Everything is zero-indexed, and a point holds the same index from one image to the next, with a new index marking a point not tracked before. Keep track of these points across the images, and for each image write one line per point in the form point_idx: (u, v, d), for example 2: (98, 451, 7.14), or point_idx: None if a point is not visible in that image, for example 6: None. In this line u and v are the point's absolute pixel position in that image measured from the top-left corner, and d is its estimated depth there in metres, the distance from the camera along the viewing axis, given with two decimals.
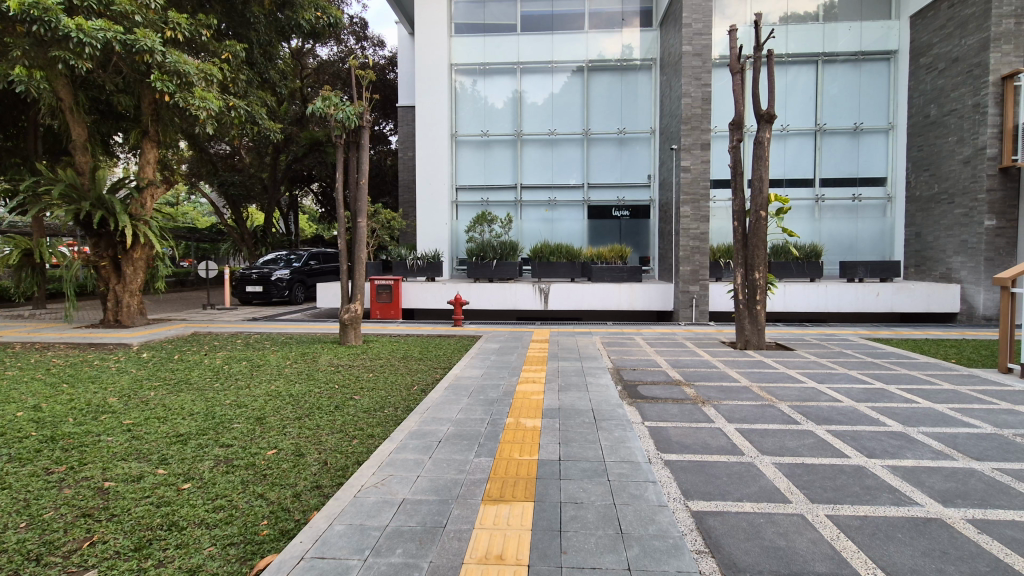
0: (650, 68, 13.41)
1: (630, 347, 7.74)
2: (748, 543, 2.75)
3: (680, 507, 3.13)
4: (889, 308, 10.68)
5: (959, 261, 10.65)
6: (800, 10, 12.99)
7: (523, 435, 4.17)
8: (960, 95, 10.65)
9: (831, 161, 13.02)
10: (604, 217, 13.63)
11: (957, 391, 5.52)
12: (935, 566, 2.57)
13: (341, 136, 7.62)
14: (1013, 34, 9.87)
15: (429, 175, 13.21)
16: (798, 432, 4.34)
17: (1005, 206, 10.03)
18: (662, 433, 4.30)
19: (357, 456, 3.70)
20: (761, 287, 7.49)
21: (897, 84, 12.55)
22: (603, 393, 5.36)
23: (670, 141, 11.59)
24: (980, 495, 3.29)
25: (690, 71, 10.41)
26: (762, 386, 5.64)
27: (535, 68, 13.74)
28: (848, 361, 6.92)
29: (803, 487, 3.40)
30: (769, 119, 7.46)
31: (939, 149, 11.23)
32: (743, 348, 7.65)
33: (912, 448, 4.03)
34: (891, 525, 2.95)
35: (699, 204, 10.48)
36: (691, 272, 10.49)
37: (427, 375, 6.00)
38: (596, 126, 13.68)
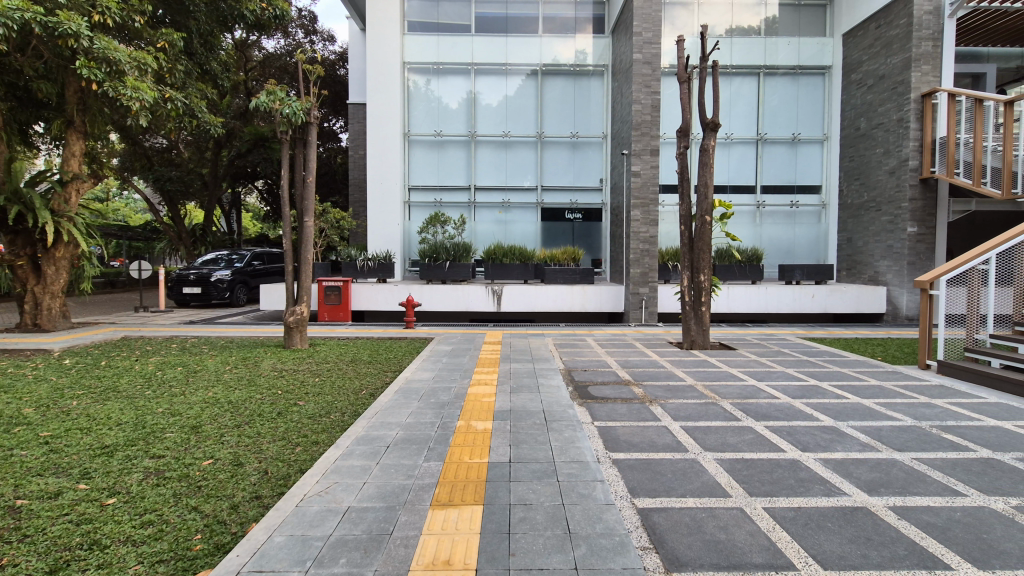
0: (602, 74, 13.69)
1: (581, 348, 7.85)
2: (690, 538, 2.83)
3: (626, 504, 3.19)
4: (823, 309, 11.30)
5: (885, 265, 11.42)
6: (744, 24, 13.61)
7: (474, 438, 4.14)
8: (887, 110, 11.42)
9: (771, 168, 13.67)
10: (558, 220, 13.79)
11: (883, 387, 5.91)
12: (860, 552, 2.73)
13: (286, 132, 7.37)
14: (931, 56, 10.69)
15: (381, 175, 12.97)
16: (739, 428, 4.52)
17: (925, 214, 10.82)
18: (611, 432, 4.37)
19: (300, 463, 3.58)
20: (706, 289, 7.76)
21: (831, 98, 13.32)
22: (553, 394, 5.40)
23: (621, 146, 11.86)
24: (901, 484, 3.53)
25: (641, 78, 10.70)
26: (706, 385, 5.85)
27: (489, 69, 13.73)
28: (785, 359, 7.27)
29: (742, 481, 3.54)
30: (714, 127, 7.73)
31: (868, 159, 12.00)
32: (689, 348, 7.90)
33: (841, 442, 4.27)
34: (822, 515, 3.11)
35: (648, 208, 10.77)
36: (641, 274, 10.76)
37: (376, 379, 5.88)
38: (549, 129, 13.83)
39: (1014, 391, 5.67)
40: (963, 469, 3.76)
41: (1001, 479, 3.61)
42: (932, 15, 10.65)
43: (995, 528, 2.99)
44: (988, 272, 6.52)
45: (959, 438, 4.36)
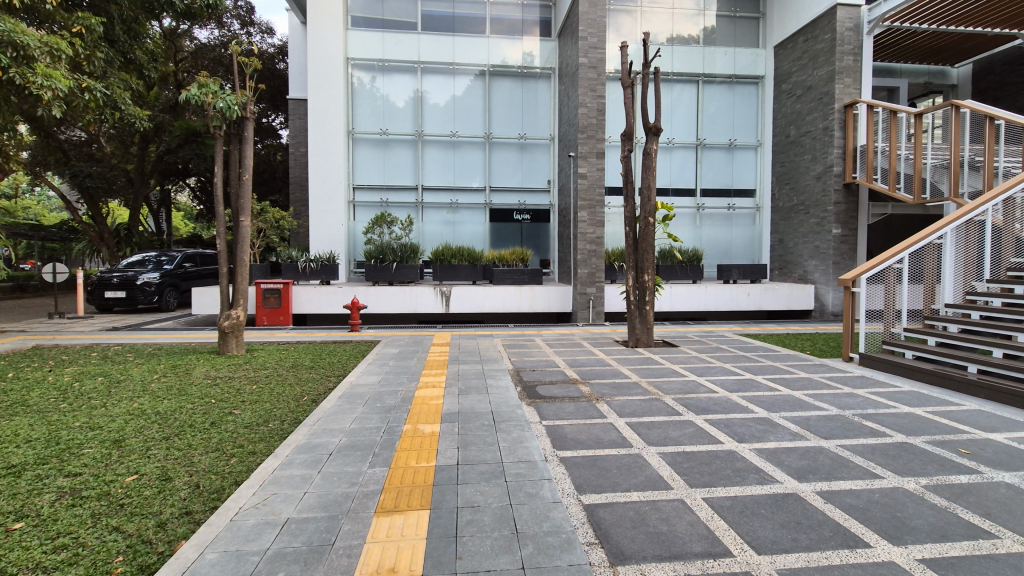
0: (549, 77, 13.86)
1: (529, 348, 7.90)
2: (634, 531, 2.90)
3: (573, 501, 3.23)
4: (758, 306, 11.92)
5: (812, 265, 12.17)
6: (684, 33, 14.14)
7: (421, 442, 4.07)
8: (813, 119, 12.18)
9: (710, 172, 14.26)
10: (506, 221, 13.84)
11: (811, 379, 6.29)
12: (790, 536, 2.89)
13: (220, 127, 7.00)
14: (852, 70, 11.49)
15: (323, 173, 12.58)
16: (680, 422, 4.68)
17: (847, 216, 11.61)
18: (559, 431, 4.41)
19: (235, 475, 3.40)
20: (650, 288, 8.00)
21: (764, 106, 14.05)
22: (502, 394, 5.40)
23: (568, 148, 12.02)
24: (827, 469, 3.77)
25: (586, 82, 10.90)
26: (650, 381, 6.02)
27: (435, 68, 13.60)
28: (724, 355, 7.60)
29: (684, 473, 3.66)
30: (656, 131, 7.97)
31: (797, 165, 12.74)
32: (634, 346, 8.10)
33: (774, 432, 4.51)
34: (756, 502, 3.27)
35: (595, 210, 10.99)
36: (588, 274, 10.97)
37: (318, 384, 5.69)
38: (497, 130, 13.85)
39: (925, 380, 6.20)
40: (881, 454, 4.06)
41: (913, 461, 3.93)
42: (852, 32, 11.48)
43: (908, 506, 3.25)
44: (902, 270, 7.08)
45: (877, 425, 4.70)
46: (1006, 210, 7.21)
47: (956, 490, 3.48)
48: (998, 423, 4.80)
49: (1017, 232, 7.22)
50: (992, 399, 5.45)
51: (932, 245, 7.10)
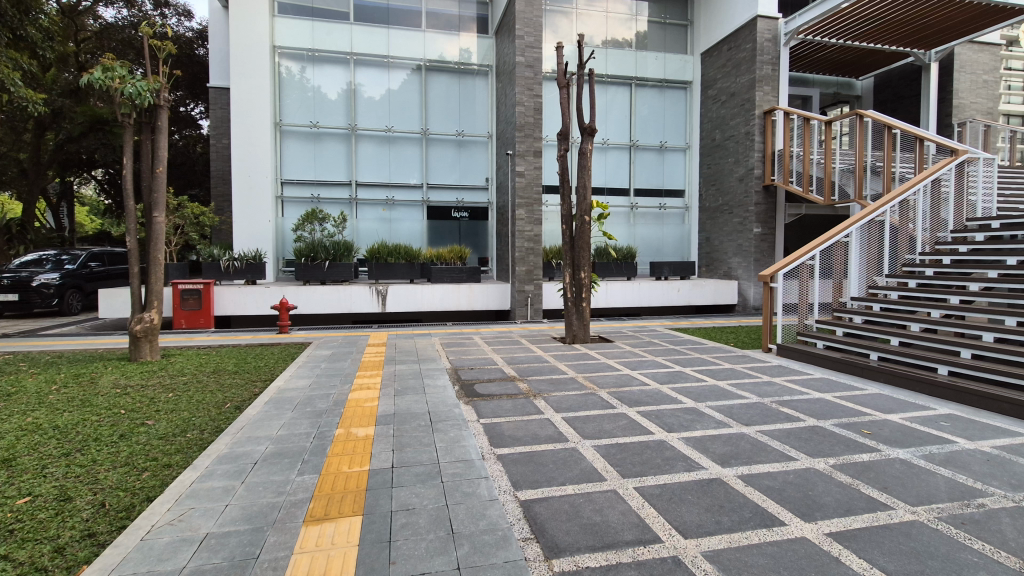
0: (486, 74, 13.84)
1: (467, 347, 7.87)
2: (568, 523, 2.96)
3: (509, 498, 3.24)
4: (686, 302, 12.51)
5: (736, 262, 12.90)
6: (618, 36, 14.53)
7: (354, 446, 3.95)
8: (736, 124, 12.90)
9: (642, 173, 14.75)
10: (444, 218, 13.71)
11: (735, 369, 6.66)
12: (714, 519, 3.05)
13: (129, 115, 6.45)
14: (770, 79, 12.27)
15: (248, 167, 11.93)
16: (614, 415, 4.82)
17: (767, 216, 12.39)
18: (496, 428, 4.42)
19: (147, 491, 3.16)
20: (586, 286, 8.17)
21: (692, 110, 14.71)
22: (439, 394, 5.34)
23: (505, 146, 12.05)
24: (748, 454, 4.00)
25: (523, 81, 10.98)
26: (585, 376, 6.16)
27: (369, 61, 13.22)
28: (655, 349, 7.91)
29: (616, 465, 3.77)
30: (591, 132, 8.13)
31: (722, 167, 13.45)
32: (571, 343, 8.26)
33: (701, 421, 4.74)
34: (684, 489, 3.42)
35: (532, 208, 11.10)
36: (526, 272, 11.06)
37: (243, 389, 5.39)
38: (434, 126, 13.67)
39: (834, 367, 6.73)
40: (795, 437, 4.36)
41: (823, 443, 4.26)
42: (770, 43, 12.25)
43: (819, 485, 3.51)
44: (814, 266, 7.63)
45: (792, 411, 5.06)
46: (900, 211, 7.97)
47: (859, 468, 3.80)
48: (895, 405, 5.28)
49: (912, 231, 8.11)
50: (891, 383, 6.00)
51: (839, 243, 7.71)
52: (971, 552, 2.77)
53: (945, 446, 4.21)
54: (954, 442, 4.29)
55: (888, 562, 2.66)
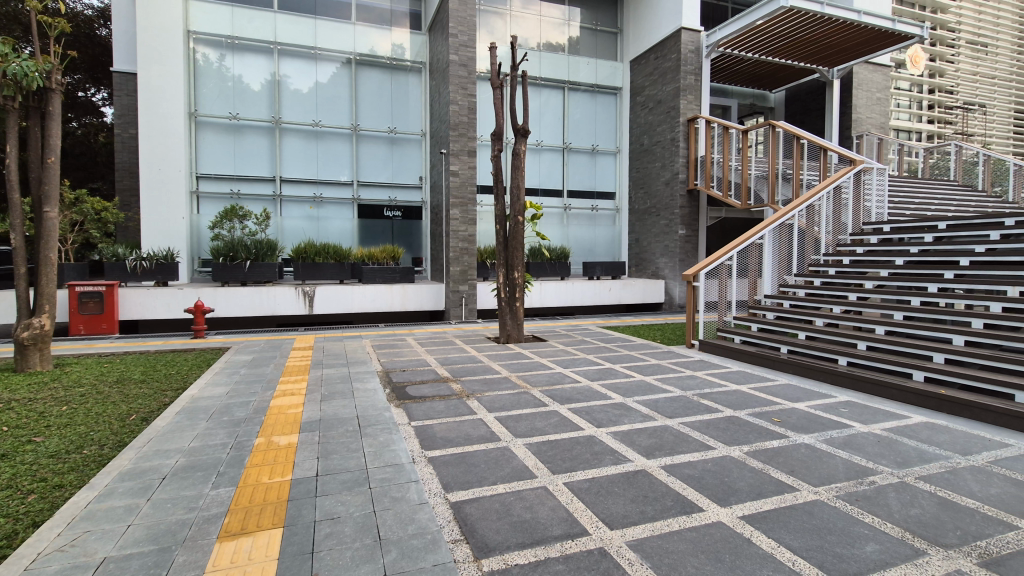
0: (419, 71, 13.65)
1: (400, 349, 7.71)
2: (499, 522, 2.97)
3: (439, 501, 3.21)
4: (617, 300, 13.00)
5: (663, 262, 13.50)
6: (551, 40, 14.78)
7: (275, 455, 3.76)
8: (663, 131, 13.50)
9: (575, 174, 15.07)
10: (376, 218, 13.37)
11: (660, 365, 6.97)
12: (638, 509, 3.17)
13: (15, 98, 5.80)
14: (693, 88, 12.95)
15: (158, 159, 11.09)
16: (546, 413, 4.89)
17: (691, 218, 13.06)
18: (427, 431, 4.36)
19: (33, 515, 2.85)
20: (519, 286, 8.25)
21: (622, 115, 15.24)
22: (369, 398, 5.19)
23: (439, 145, 11.92)
24: (671, 446, 4.19)
25: (457, 80, 10.92)
26: (519, 375, 6.22)
27: (295, 52, 12.66)
28: (586, 347, 8.12)
29: (547, 461, 3.83)
30: (524, 133, 8.20)
31: (650, 171, 14.02)
32: (505, 342, 8.29)
33: (628, 415, 4.91)
34: (610, 482, 3.53)
35: (466, 208, 11.07)
36: (461, 272, 11.03)
37: (150, 400, 4.99)
38: (365, 122, 13.29)
39: (750, 360, 7.19)
40: (714, 427, 4.63)
41: (738, 432, 4.54)
42: (693, 54, 12.95)
43: (733, 471, 3.74)
44: (732, 266, 8.12)
45: (712, 403, 5.35)
46: (807, 215, 8.65)
47: (770, 454, 4.08)
48: (802, 394, 5.73)
49: (816, 234, 8.83)
50: (799, 373, 6.51)
51: (754, 245, 8.25)
52: (863, 526, 3.05)
53: (843, 430, 4.61)
54: (851, 426, 4.72)
55: (793, 540, 2.88)
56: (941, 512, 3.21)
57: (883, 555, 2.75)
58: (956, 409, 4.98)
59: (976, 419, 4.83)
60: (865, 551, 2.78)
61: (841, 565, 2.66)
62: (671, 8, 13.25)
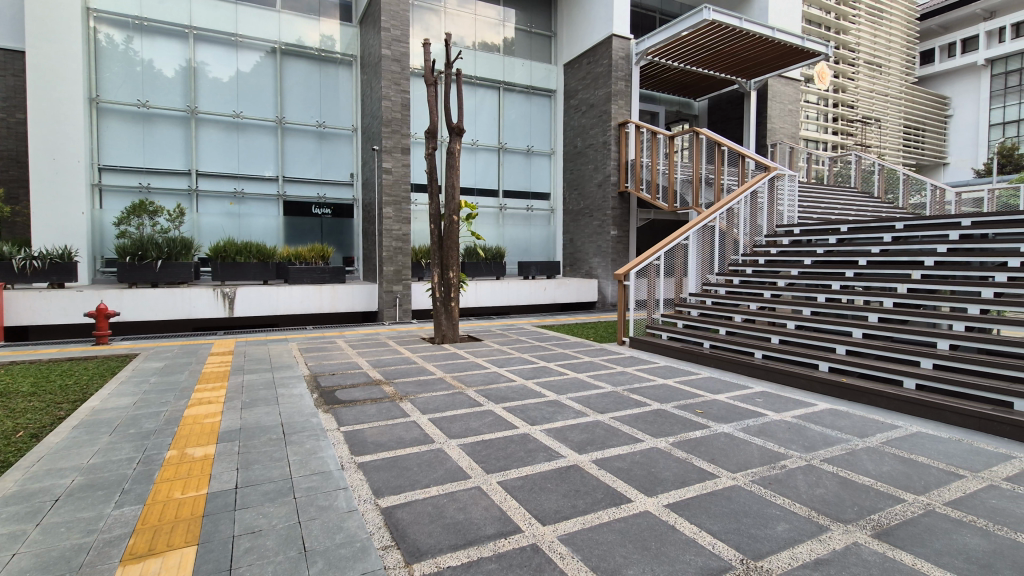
0: (350, 64, 13.23)
1: (329, 351, 7.44)
2: (431, 525, 2.93)
3: (370, 507, 3.12)
4: (552, 299, 13.27)
5: (596, 262, 13.87)
6: (487, 40, 14.78)
7: (189, 468, 3.52)
8: (595, 134, 13.88)
9: (510, 175, 15.15)
10: (303, 215, 12.82)
11: (593, 362, 7.17)
12: (570, 504, 3.24)
13: None
14: (623, 93, 13.43)
15: (52, 148, 10.05)
16: (480, 412, 4.89)
17: (622, 219, 13.50)
18: (358, 435, 4.23)
19: None
20: (454, 285, 8.19)
21: (556, 117, 15.51)
22: (295, 404, 4.96)
23: (371, 141, 11.59)
24: (602, 440, 4.31)
25: (390, 75, 10.69)
26: (453, 376, 6.18)
27: (213, 38, 11.89)
28: (522, 346, 8.19)
29: (481, 461, 3.83)
30: (459, 132, 8.14)
31: (583, 172, 14.36)
32: (441, 343, 8.20)
33: (562, 412, 5.01)
34: (543, 478, 3.58)
35: (400, 206, 10.86)
36: (394, 272, 10.81)
37: (42, 414, 4.51)
38: (291, 115, 12.70)
39: (676, 356, 7.56)
40: (642, 421, 4.81)
41: (664, 424, 4.74)
42: (623, 61, 13.45)
43: (660, 462, 3.91)
44: (659, 266, 8.49)
45: (640, 397, 5.56)
46: (726, 218, 9.20)
47: (693, 444, 4.29)
48: (722, 386, 6.09)
49: (736, 236, 9.40)
50: (719, 367, 6.91)
51: (679, 245, 8.68)
52: (775, 507, 3.27)
53: (759, 419, 4.94)
54: (765, 414, 5.07)
55: (713, 525, 3.04)
56: (841, 490, 3.51)
57: (791, 533, 2.97)
58: (855, 395, 5.47)
59: (871, 404, 5.33)
60: (776, 531, 2.99)
61: (755, 545, 2.84)
62: (603, 15, 13.66)
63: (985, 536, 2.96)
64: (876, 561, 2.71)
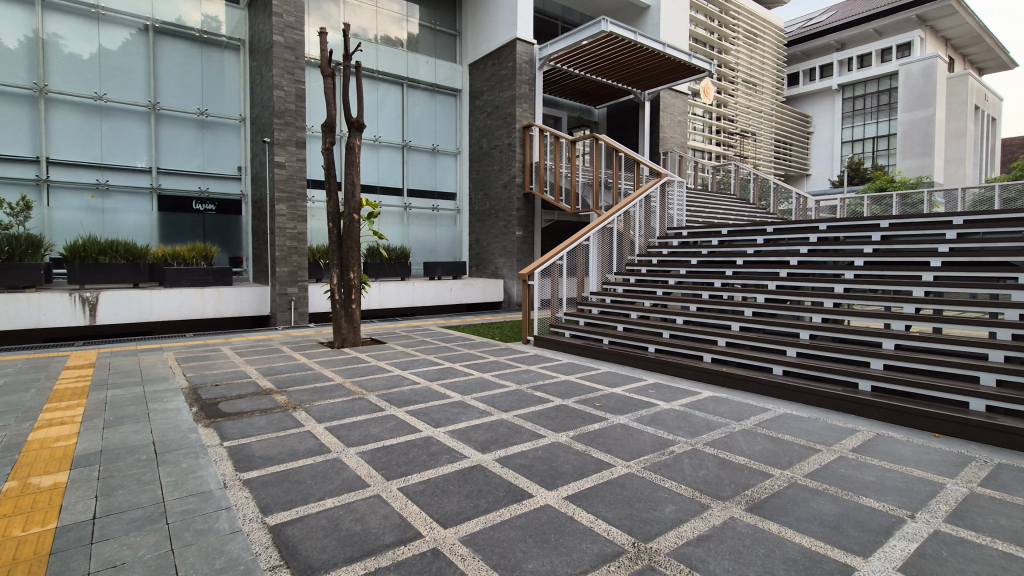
0: (237, 49, 12.25)
1: (213, 361, 6.82)
2: (325, 539, 2.79)
3: (256, 526, 2.90)
4: (458, 300, 13.24)
5: (501, 262, 14.04)
6: (390, 34, 14.39)
7: (34, 501, 3.06)
8: (500, 135, 14.04)
9: (415, 173, 14.86)
10: (182, 211, 11.70)
11: (499, 361, 7.24)
12: (472, 504, 3.23)
13: None
14: (527, 97, 13.73)
15: None
16: (382, 417, 4.75)
17: (527, 221, 13.78)
18: (244, 450, 3.93)
19: None
20: (355, 287, 7.88)
21: (461, 117, 15.49)
22: (169, 420, 4.49)
23: (262, 132, 10.80)
24: (505, 439, 4.36)
25: (283, 63, 10.04)
26: (353, 381, 5.93)
27: (68, 7, 10.46)
28: (426, 347, 8.07)
29: (382, 468, 3.71)
30: (359, 127, 7.83)
31: (489, 173, 14.47)
32: (340, 347, 7.85)
33: (466, 412, 5.00)
34: (446, 480, 3.55)
35: (295, 203, 10.26)
36: (288, 273, 10.20)
37: None
38: (167, 100, 11.50)
39: (577, 352, 7.85)
40: (544, 417, 4.94)
41: (565, 419, 4.91)
42: (527, 65, 13.75)
43: (560, 456, 4.03)
44: (562, 266, 8.79)
45: (543, 394, 5.71)
46: (623, 220, 9.75)
47: (591, 436, 4.48)
48: (618, 379, 6.42)
49: (631, 237, 9.97)
50: (617, 361, 7.27)
51: (580, 246, 9.06)
52: (664, 490, 3.51)
53: (651, 409, 5.28)
54: (656, 404, 5.42)
55: (608, 512, 3.19)
56: (720, 470, 3.85)
57: (678, 514, 3.20)
58: (733, 382, 6.02)
59: (746, 390, 5.89)
60: (665, 513, 3.20)
61: (646, 528, 3.02)
62: (507, 18, 13.86)
63: (835, 501, 3.39)
64: (748, 532, 3.00)
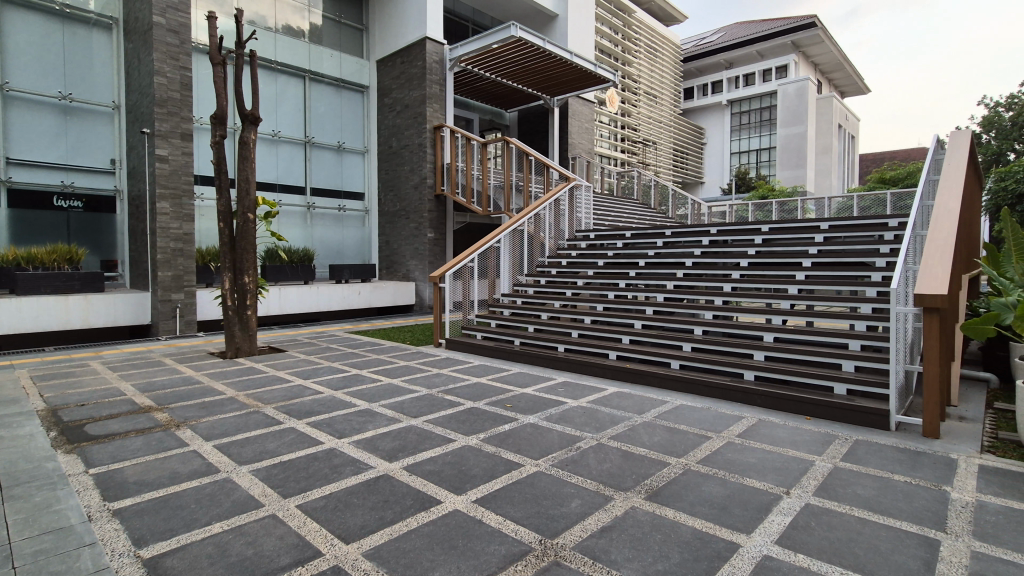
0: (109, 27, 10.97)
1: (79, 377, 6.05)
2: (210, 568, 2.56)
3: (127, 561, 2.60)
4: (368, 304, 12.79)
5: (412, 264, 13.79)
6: (290, 24, 13.62)
7: None
8: (410, 135, 13.79)
9: (319, 171, 14.17)
10: (39, 209, 10.30)
11: (409, 365, 7.10)
12: (378, 516, 3.13)
13: None
14: (437, 97, 13.61)
15: None
16: (279, 431, 4.46)
17: (439, 222, 13.65)
18: (115, 476, 3.51)
19: None
20: (250, 291, 7.37)
21: (369, 115, 15.01)
22: (19, 449, 3.90)
23: (140, 122, 9.78)
24: (414, 445, 4.27)
25: (164, 47, 9.15)
26: (248, 393, 5.52)
27: None
28: (331, 354, 7.72)
29: (278, 485, 3.48)
30: (254, 121, 7.28)
31: (398, 173, 14.15)
32: (233, 357, 7.28)
33: (373, 420, 4.84)
34: (349, 493, 3.40)
35: (180, 201, 9.38)
36: (173, 278, 9.32)
37: None
38: (19, 80, 10.05)
39: (489, 354, 7.88)
40: (455, 421, 4.90)
41: (475, 421, 4.90)
42: (437, 65, 13.64)
43: (469, 459, 4.02)
44: (473, 268, 8.79)
45: (453, 397, 5.66)
46: (533, 223, 9.96)
47: (501, 437, 4.51)
48: (529, 379, 6.53)
49: (541, 239, 10.21)
50: (528, 362, 7.39)
51: (491, 249, 9.12)
52: (570, 486, 3.62)
53: (559, 407, 5.41)
54: (565, 402, 5.58)
55: (516, 512, 3.23)
56: (622, 462, 4.04)
57: (583, 508, 3.30)
58: (635, 377, 6.35)
59: (647, 384, 6.24)
60: (571, 508, 3.30)
61: (552, 525, 3.09)
62: (416, 16, 13.65)
63: (722, 484, 3.67)
64: (647, 520, 3.17)
